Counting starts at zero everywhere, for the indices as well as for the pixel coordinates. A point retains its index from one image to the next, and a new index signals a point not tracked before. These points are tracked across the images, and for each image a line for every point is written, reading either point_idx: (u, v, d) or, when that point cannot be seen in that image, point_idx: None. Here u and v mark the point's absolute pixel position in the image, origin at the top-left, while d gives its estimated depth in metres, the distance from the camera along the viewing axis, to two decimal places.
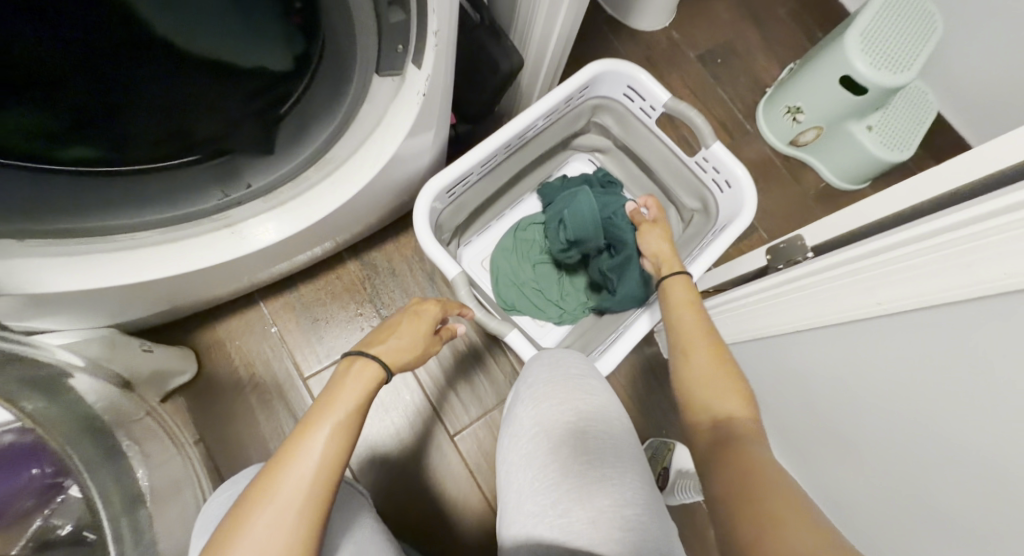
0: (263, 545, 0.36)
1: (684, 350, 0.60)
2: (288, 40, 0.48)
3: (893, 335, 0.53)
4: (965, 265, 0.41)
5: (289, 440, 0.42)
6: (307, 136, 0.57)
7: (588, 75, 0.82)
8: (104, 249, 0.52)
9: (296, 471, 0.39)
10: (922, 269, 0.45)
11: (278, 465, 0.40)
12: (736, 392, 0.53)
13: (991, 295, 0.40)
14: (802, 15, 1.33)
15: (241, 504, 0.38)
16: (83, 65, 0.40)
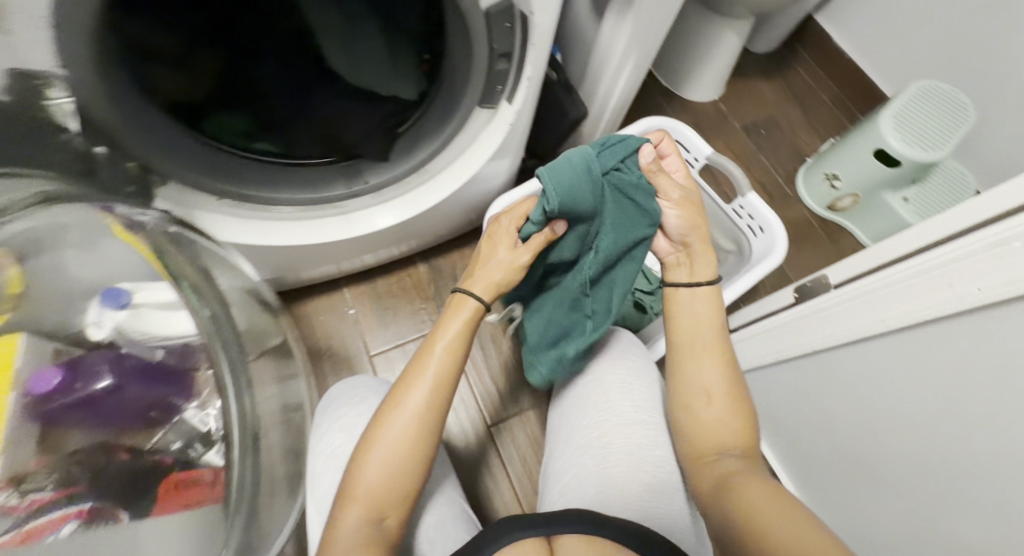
0: (395, 448, 0.48)
1: (698, 393, 0.55)
2: (416, 79, 0.66)
3: (915, 351, 0.59)
4: (967, 278, 0.49)
5: (408, 372, 0.53)
6: (415, 149, 0.72)
7: (641, 127, 0.97)
8: (257, 217, 0.69)
9: (410, 400, 0.51)
10: (925, 285, 0.54)
11: (398, 395, 0.51)
12: (740, 420, 0.54)
13: (1000, 302, 0.47)
14: (841, 99, 1.47)
15: (376, 420, 0.50)
16: (287, 81, 0.61)
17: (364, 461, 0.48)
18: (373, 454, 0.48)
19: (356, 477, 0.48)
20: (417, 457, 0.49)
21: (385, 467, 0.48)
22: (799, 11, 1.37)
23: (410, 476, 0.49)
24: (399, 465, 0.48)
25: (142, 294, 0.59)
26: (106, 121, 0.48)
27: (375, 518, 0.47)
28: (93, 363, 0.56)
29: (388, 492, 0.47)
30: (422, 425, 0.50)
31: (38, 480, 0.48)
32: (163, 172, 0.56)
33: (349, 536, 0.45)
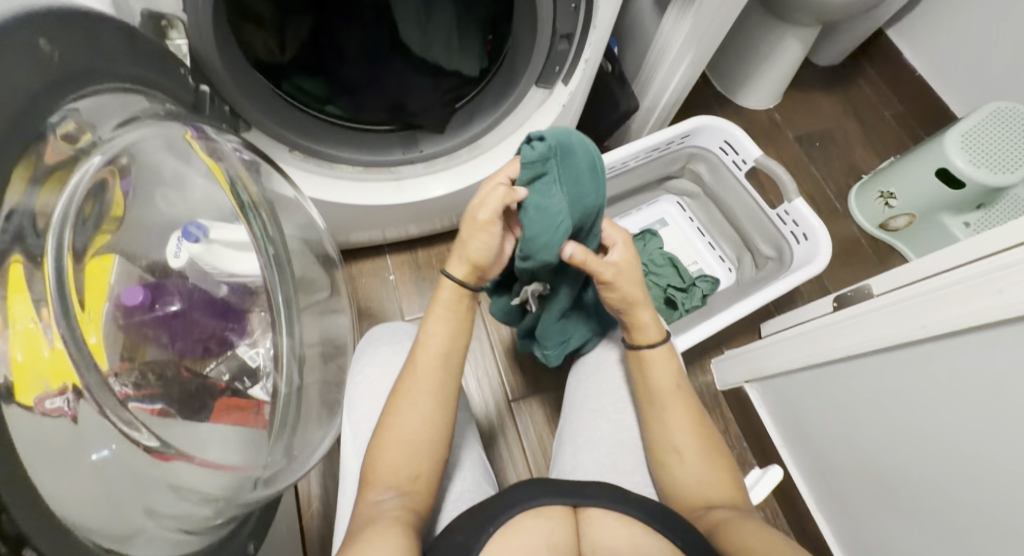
0: (409, 436, 0.49)
1: (671, 449, 0.55)
2: (479, 58, 0.71)
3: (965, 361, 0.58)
4: None
5: (411, 361, 0.53)
6: (472, 122, 0.76)
7: (692, 124, 0.98)
8: (320, 173, 0.75)
9: (415, 388, 0.51)
10: (989, 286, 0.54)
11: (404, 385, 0.51)
12: (718, 468, 0.54)
13: None
14: (905, 117, 1.41)
15: (386, 411, 0.51)
16: (365, 52, 0.66)
17: (378, 448, 0.49)
18: (382, 434, 0.50)
19: (374, 454, 0.50)
20: (428, 436, 0.50)
21: (394, 444, 0.49)
22: (869, 23, 1.34)
23: (426, 449, 0.50)
24: (411, 441, 0.49)
25: (216, 230, 0.58)
26: (210, 63, 0.55)
27: (396, 491, 0.48)
28: (167, 284, 0.52)
29: (404, 466, 0.48)
30: (429, 408, 0.51)
31: (123, 378, 0.41)
32: (251, 120, 0.64)
33: (373, 510, 0.46)
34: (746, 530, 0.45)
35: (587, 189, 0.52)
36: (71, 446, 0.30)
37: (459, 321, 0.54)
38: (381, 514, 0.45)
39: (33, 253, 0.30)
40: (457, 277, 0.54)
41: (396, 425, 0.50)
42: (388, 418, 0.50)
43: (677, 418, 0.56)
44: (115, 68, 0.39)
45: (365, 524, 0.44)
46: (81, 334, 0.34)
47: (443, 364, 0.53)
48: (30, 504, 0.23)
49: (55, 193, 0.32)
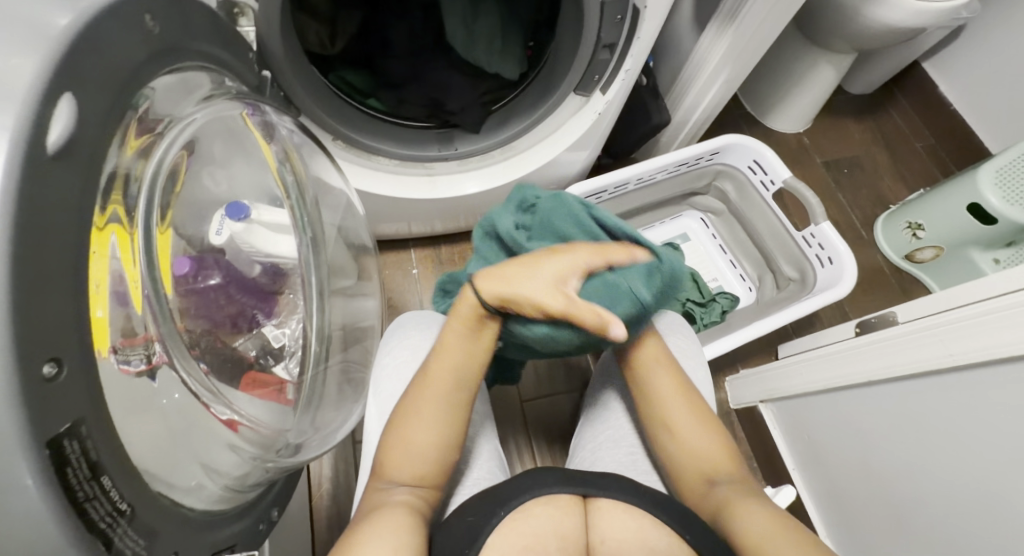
0: (422, 440, 0.50)
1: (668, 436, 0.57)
2: (520, 63, 0.74)
3: (995, 393, 0.58)
4: None
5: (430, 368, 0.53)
6: (507, 125, 0.78)
7: (722, 142, 0.99)
8: (358, 164, 0.78)
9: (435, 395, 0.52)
10: (1017, 315, 0.54)
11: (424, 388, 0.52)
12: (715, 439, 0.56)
13: None
14: (937, 150, 1.40)
15: (404, 407, 0.52)
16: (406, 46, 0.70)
17: (394, 440, 0.50)
18: (397, 434, 0.50)
19: (387, 450, 0.50)
20: (443, 442, 0.51)
21: (405, 442, 0.50)
22: (906, 55, 1.34)
23: (439, 451, 0.50)
24: (426, 438, 0.50)
25: (259, 211, 0.59)
26: (272, 48, 0.58)
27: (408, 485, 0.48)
28: (207, 258, 0.52)
29: (417, 462, 0.49)
30: (447, 413, 0.51)
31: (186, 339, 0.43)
32: (300, 106, 0.67)
33: (380, 497, 0.47)
34: (753, 520, 0.45)
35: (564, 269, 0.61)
36: (136, 390, 0.32)
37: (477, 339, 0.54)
38: (391, 501, 0.46)
39: (129, 208, 0.34)
40: (488, 298, 0.51)
41: (410, 425, 0.50)
42: (407, 415, 0.51)
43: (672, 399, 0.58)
44: (196, 46, 0.42)
45: (372, 509, 0.45)
46: (167, 307, 0.39)
47: (458, 370, 0.53)
48: (104, 435, 0.26)
49: (144, 160, 0.36)
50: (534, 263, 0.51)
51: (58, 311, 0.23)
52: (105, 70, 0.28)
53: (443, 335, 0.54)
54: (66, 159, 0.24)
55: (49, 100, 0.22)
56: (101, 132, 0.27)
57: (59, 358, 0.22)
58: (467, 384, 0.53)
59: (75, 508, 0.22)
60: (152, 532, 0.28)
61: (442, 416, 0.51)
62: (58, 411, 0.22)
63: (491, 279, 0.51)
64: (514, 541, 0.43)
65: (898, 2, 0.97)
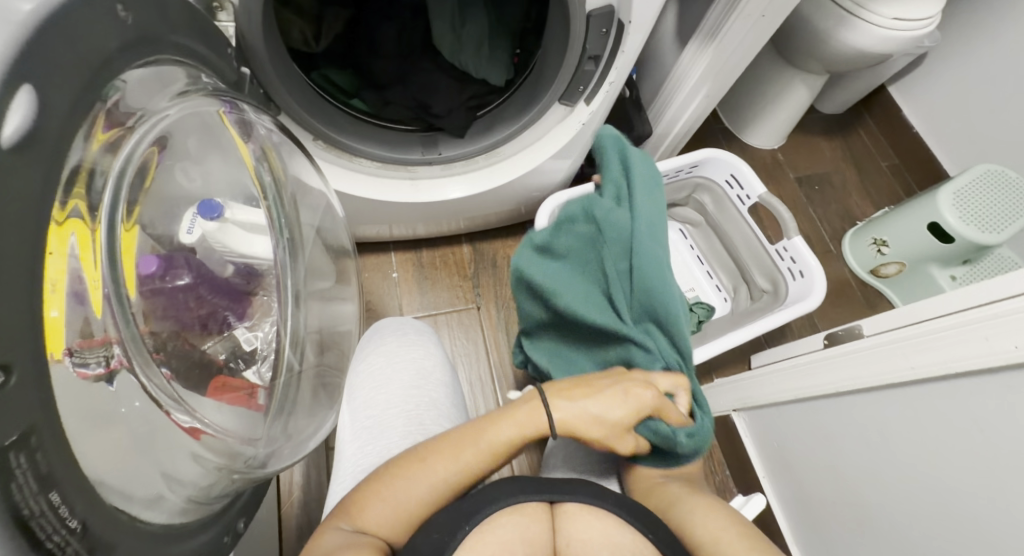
0: (411, 497, 0.48)
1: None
2: (507, 71, 0.75)
3: (952, 405, 0.61)
4: (1015, 332, 0.52)
5: (458, 433, 0.53)
6: (491, 132, 0.78)
7: (700, 156, 1.01)
8: (340, 165, 0.76)
9: (450, 461, 0.51)
10: (973, 332, 0.57)
11: (443, 447, 0.52)
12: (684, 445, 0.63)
13: None
14: (901, 170, 1.46)
15: (413, 455, 0.51)
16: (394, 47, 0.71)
17: (388, 482, 0.49)
18: (394, 473, 0.49)
19: (376, 484, 0.49)
20: (422, 511, 0.49)
21: (397, 487, 0.49)
22: (874, 78, 1.40)
23: (413, 513, 0.48)
24: (413, 493, 0.48)
25: (232, 211, 0.58)
26: (252, 43, 0.57)
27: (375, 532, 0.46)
28: (177, 258, 0.49)
29: (392, 512, 0.47)
30: (444, 485, 0.50)
31: (147, 342, 0.40)
32: (280, 104, 0.65)
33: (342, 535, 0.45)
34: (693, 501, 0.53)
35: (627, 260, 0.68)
36: (94, 396, 0.31)
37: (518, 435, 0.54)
38: (349, 541, 0.43)
39: (93, 203, 0.33)
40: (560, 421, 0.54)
41: (411, 475, 0.49)
42: (411, 466, 0.50)
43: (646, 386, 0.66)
44: (173, 39, 0.40)
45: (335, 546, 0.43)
46: (128, 308, 0.37)
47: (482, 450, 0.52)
48: (56, 446, 0.24)
49: (112, 155, 0.35)
50: (603, 393, 0.56)
51: (8, 316, 0.21)
52: (72, 61, 0.27)
53: (510, 410, 0.55)
54: (26, 152, 0.22)
55: (9, 90, 0.21)
56: (66, 126, 0.26)
57: (7, 364, 0.21)
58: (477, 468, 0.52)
59: (22, 527, 0.20)
60: (108, 547, 0.27)
61: (441, 485, 0.50)
62: (5, 422, 0.20)
63: (567, 406, 0.55)
64: (482, 549, 0.42)
65: (866, 27, 1.01)
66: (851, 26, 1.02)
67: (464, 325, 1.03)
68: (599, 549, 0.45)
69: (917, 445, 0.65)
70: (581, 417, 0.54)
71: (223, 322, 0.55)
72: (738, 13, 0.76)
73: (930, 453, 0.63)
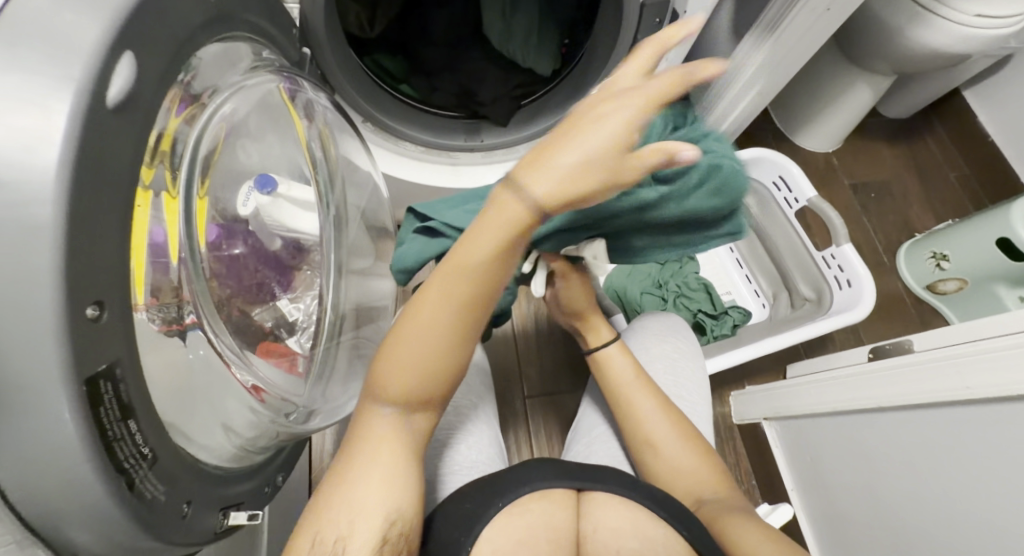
0: (420, 358, 0.39)
1: (624, 398, 0.60)
2: (554, 60, 0.76)
3: (1009, 428, 0.57)
4: None
5: (447, 263, 0.38)
6: (533, 122, 0.79)
7: (748, 155, 0.97)
8: (386, 148, 0.79)
9: (443, 304, 0.38)
10: None
11: (435, 291, 0.38)
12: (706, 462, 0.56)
13: None
14: (970, 182, 1.37)
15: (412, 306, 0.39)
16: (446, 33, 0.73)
17: (390, 350, 0.39)
18: (404, 326, 0.39)
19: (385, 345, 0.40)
20: (448, 364, 0.40)
21: (405, 352, 0.39)
22: (947, 82, 1.31)
23: (440, 372, 0.40)
24: (427, 360, 0.39)
25: (288, 186, 0.60)
26: (315, 26, 0.60)
27: (397, 407, 0.40)
28: (237, 229, 0.52)
29: (414, 386, 0.39)
30: (455, 335, 0.39)
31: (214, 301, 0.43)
32: (335, 85, 0.68)
33: (371, 424, 0.40)
34: (742, 530, 0.45)
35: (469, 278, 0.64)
36: (165, 346, 0.33)
37: (504, 247, 0.36)
38: (376, 443, 0.39)
39: (173, 170, 0.36)
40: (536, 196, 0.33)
41: (411, 335, 0.38)
42: (409, 324, 0.39)
43: (625, 364, 0.62)
44: (244, 18, 0.43)
45: (364, 445, 0.39)
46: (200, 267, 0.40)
47: (476, 285, 0.37)
48: (135, 379, 0.27)
49: (190, 126, 0.38)
50: (587, 123, 0.32)
51: (107, 261, 0.24)
52: (164, 35, 0.29)
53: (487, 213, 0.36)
54: (125, 115, 0.25)
55: (114, 58, 0.24)
56: (155, 93, 0.28)
57: (101, 301, 0.24)
58: (484, 303, 0.39)
59: (106, 446, 0.23)
60: (170, 476, 0.30)
61: (451, 340, 0.39)
62: (96, 353, 0.23)
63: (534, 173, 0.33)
64: (509, 534, 0.42)
65: (943, 26, 0.95)
66: (926, 23, 0.96)
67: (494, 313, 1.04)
68: (631, 541, 0.43)
69: (964, 469, 0.62)
70: (586, 173, 0.31)
71: (269, 294, 0.56)
72: (802, 6, 0.73)
73: (980, 478, 0.60)
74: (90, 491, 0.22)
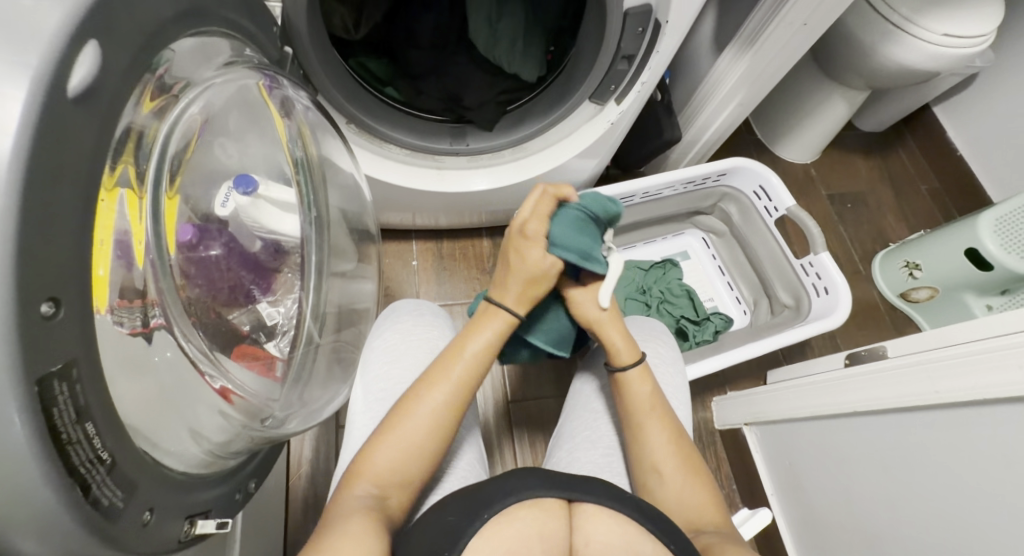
0: (410, 439, 0.49)
1: (632, 418, 0.59)
2: (540, 67, 0.76)
3: (980, 434, 0.59)
4: None
5: (428, 373, 0.53)
6: (518, 128, 0.79)
7: (729, 164, 0.99)
8: (370, 150, 0.78)
9: (427, 399, 0.51)
10: (1006, 359, 0.55)
11: (420, 389, 0.52)
12: (705, 493, 0.55)
13: None
14: (941, 194, 1.41)
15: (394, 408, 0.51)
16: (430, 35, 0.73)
17: (382, 437, 0.49)
18: (389, 425, 0.49)
19: (367, 448, 0.49)
20: (431, 446, 0.49)
21: (402, 430, 0.49)
22: (918, 98, 1.36)
23: (421, 452, 0.49)
24: (407, 449, 0.48)
25: (267, 187, 0.59)
26: (298, 27, 0.60)
27: (375, 493, 0.46)
28: (211, 228, 0.50)
29: (396, 467, 0.47)
30: (438, 418, 0.50)
31: (185, 304, 0.42)
32: (318, 86, 0.67)
33: (348, 503, 0.44)
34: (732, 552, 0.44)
35: (558, 231, 0.61)
36: (130, 349, 0.32)
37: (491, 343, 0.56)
38: (354, 510, 0.43)
39: (140, 169, 0.35)
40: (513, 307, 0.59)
41: (405, 421, 0.49)
42: (396, 419, 0.50)
43: (642, 393, 0.59)
44: (221, 14, 0.43)
45: (337, 516, 0.42)
46: (169, 267, 0.38)
47: (460, 378, 0.53)
48: (92, 380, 0.26)
49: (159, 120, 0.37)
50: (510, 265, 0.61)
51: (63, 259, 0.23)
52: (132, 28, 0.28)
53: (470, 332, 0.57)
54: (87, 106, 0.24)
55: (74, 47, 0.23)
56: (121, 85, 0.28)
57: (57, 298, 0.23)
58: (464, 390, 0.53)
59: (59, 450, 0.22)
60: (130, 482, 0.28)
61: (433, 425, 0.50)
62: (49, 352, 0.22)
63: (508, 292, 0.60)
64: (498, 544, 0.41)
65: (913, 43, 0.99)
66: (898, 41, 0.99)
67: None
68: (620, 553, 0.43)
69: (936, 474, 0.63)
70: (527, 291, 0.60)
71: (245, 293, 0.55)
72: (781, 19, 0.75)
73: (952, 483, 0.61)
74: (41, 498, 0.21)
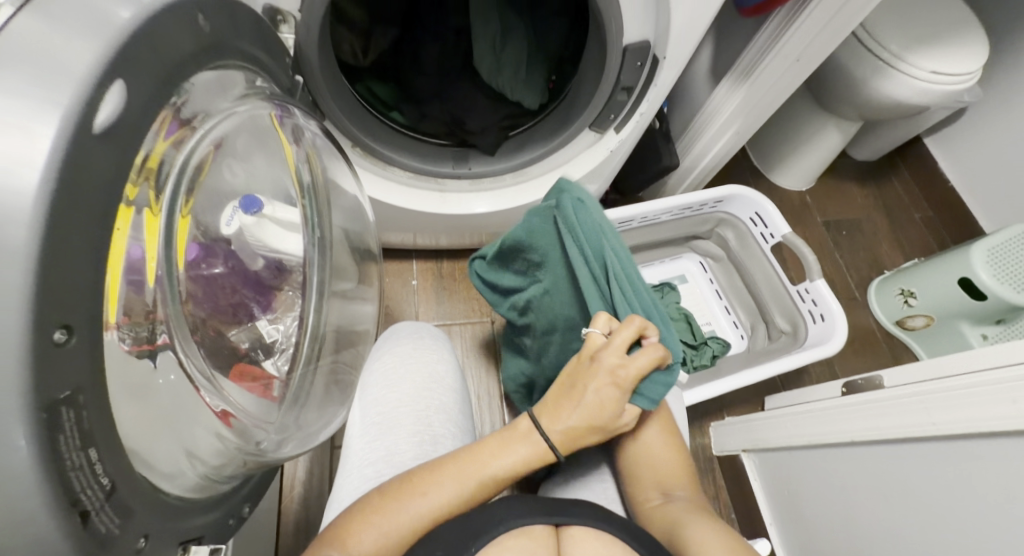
0: (405, 524, 0.45)
1: None
2: (541, 94, 0.78)
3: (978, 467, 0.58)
4: None
5: (445, 462, 0.50)
6: (519, 153, 0.81)
7: (725, 192, 1.01)
8: (373, 172, 0.79)
9: (438, 489, 0.48)
10: (1002, 393, 0.55)
11: (433, 476, 0.48)
12: (679, 457, 0.58)
13: None
14: (934, 223, 1.44)
15: (399, 482, 0.48)
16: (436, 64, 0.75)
17: (378, 506, 0.46)
18: (388, 501, 0.46)
19: (358, 507, 0.46)
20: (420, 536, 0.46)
21: (396, 513, 0.46)
22: (910, 129, 1.39)
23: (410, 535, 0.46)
24: (396, 527, 0.45)
25: (273, 207, 0.60)
26: (308, 56, 0.61)
27: None
28: (216, 248, 0.51)
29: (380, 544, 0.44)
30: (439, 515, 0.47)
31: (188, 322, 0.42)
32: (325, 111, 0.69)
33: None
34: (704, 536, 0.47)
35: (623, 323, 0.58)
36: (135, 373, 0.33)
37: (519, 466, 0.51)
38: None
39: (158, 190, 0.36)
40: (556, 442, 0.52)
41: (406, 503, 0.46)
42: (398, 494, 0.47)
43: None
44: (237, 46, 0.44)
45: None
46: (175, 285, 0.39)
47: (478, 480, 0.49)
48: (97, 405, 0.26)
49: (177, 145, 0.38)
50: (578, 394, 0.52)
51: (79, 286, 0.24)
52: (154, 63, 0.30)
53: (508, 440, 0.53)
54: (110, 139, 0.25)
55: (103, 85, 0.24)
56: (142, 117, 0.29)
57: (69, 325, 0.23)
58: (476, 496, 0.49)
59: (62, 476, 0.22)
60: (128, 508, 0.28)
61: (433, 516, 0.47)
62: (59, 377, 0.22)
63: (561, 418, 0.52)
64: None
65: (904, 79, 1.01)
66: (890, 76, 1.02)
67: (477, 339, 1.04)
68: None
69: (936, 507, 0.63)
70: (583, 433, 0.52)
71: (245, 311, 0.55)
72: (776, 54, 0.77)
73: (951, 516, 0.61)
74: (42, 523, 0.21)
